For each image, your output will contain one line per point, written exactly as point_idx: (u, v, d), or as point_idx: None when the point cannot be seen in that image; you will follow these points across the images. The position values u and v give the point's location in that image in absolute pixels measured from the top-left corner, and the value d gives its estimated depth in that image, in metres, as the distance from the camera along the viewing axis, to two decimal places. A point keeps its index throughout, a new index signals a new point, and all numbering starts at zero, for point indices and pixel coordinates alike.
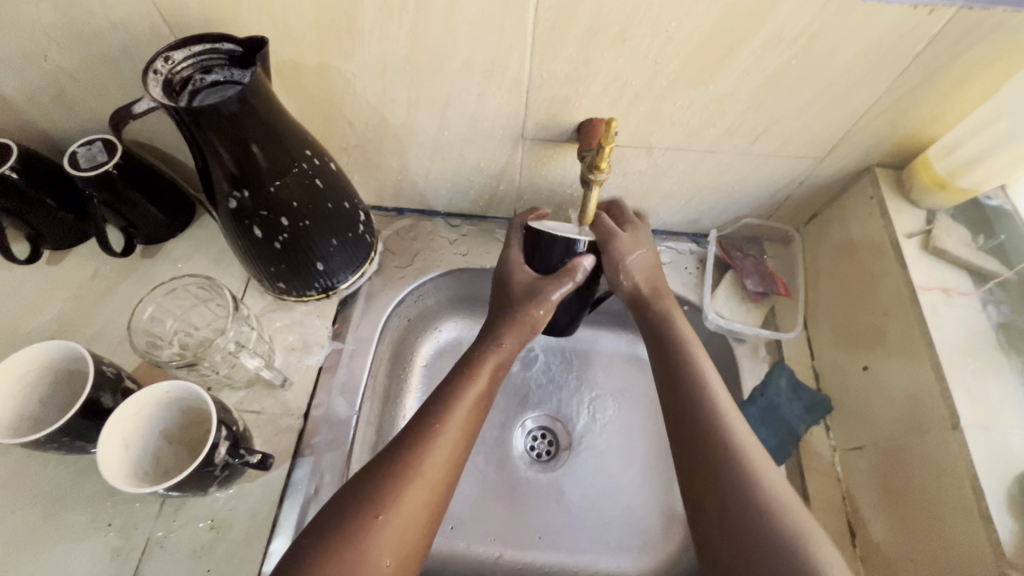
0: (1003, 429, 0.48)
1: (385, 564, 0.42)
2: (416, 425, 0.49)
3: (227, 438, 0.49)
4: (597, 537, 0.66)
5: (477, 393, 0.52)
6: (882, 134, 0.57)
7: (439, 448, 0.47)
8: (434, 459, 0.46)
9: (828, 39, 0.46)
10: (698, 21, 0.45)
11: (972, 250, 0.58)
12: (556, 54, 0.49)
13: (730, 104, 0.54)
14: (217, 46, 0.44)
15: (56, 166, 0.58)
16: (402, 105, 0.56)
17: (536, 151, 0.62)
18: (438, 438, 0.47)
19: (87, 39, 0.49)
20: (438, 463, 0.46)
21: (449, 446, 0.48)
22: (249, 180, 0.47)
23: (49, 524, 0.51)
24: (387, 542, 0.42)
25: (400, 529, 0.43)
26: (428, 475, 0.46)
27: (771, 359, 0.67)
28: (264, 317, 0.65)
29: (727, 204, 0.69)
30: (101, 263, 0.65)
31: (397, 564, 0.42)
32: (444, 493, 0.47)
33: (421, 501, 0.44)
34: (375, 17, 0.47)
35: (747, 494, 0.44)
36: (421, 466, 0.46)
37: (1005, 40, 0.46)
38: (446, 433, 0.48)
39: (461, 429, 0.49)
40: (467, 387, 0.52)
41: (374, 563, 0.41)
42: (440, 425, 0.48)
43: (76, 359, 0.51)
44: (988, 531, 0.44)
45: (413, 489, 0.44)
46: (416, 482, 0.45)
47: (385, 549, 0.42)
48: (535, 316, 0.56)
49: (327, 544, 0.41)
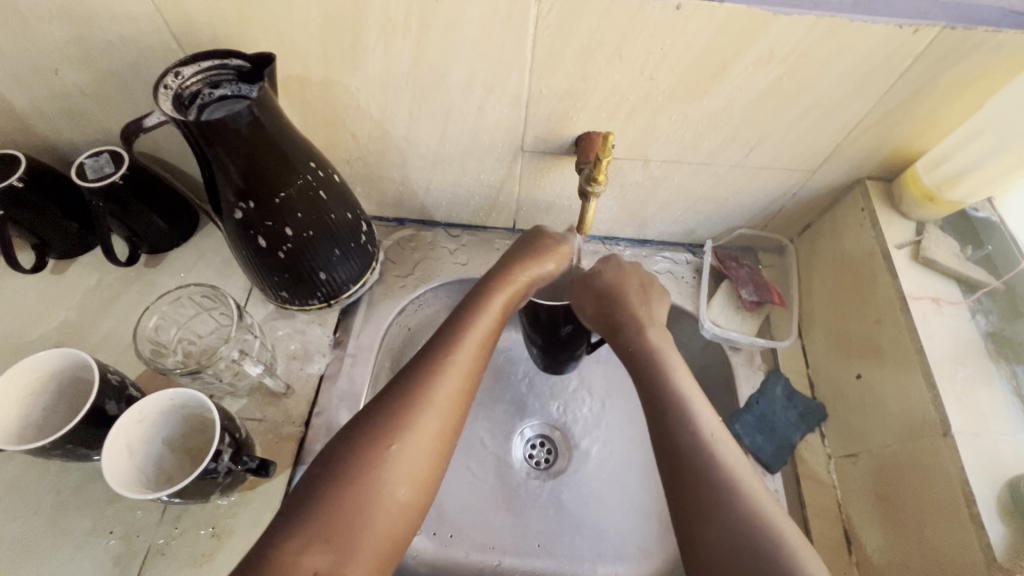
0: (993, 436, 0.49)
1: (399, 494, 0.43)
2: (427, 357, 0.49)
3: (230, 445, 0.50)
4: (595, 545, 0.66)
5: (488, 325, 0.52)
6: (872, 148, 0.59)
7: (449, 379, 0.48)
8: (445, 394, 0.47)
9: (817, 57, 0.48)
10: (692, 39, 0.47)
11: (961, 261, 0.60)
12: (555, 70, 0.51)
13: (724, 118, 0.55)
14: (226, 62, 0.45)
15: (63, 177, 0.59)
16: (404, 118, 0.58)
17: (534, 163, 0.63)
18: (448, 369, 0.48)
19: (98, 55, 0.50)
20: (448, 395, 0.47)
21: (460, 376, 0.48)
22: (255, 191, 0.48)
23: (51, 531, 0.52)
24: (400, 473, 0.43)
25: (412, 462, 0.44)
26: (440, 406, 0.47)
27: (766, 367, 0.68)
28: (266, 325, 0.65)
29: (722, 215, 0.70)
30: (105, 271, 0.66)
31: (410, 494, 0.44)
32: (454, 428, 0.48)
33: (432, 435, 0.45)
34: (379, 35, 0.48)
35: (717, 493, 0.45)
36: (432, 399, 0.46)
37: (988, 59, 0.48)
38: (456, 366, 0.48)
39: (471, 362, 0.50)
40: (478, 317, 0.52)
41: (388, 493, 0.43)
42: (450, 356, 0.49)
43: (81, 367, 0.51)
44: (979, 536, 0.45)
45: (424, 420, 0.45)
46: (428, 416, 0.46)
47: (399, 481, 0.43)
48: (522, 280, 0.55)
49: (342, 474, 0.42)
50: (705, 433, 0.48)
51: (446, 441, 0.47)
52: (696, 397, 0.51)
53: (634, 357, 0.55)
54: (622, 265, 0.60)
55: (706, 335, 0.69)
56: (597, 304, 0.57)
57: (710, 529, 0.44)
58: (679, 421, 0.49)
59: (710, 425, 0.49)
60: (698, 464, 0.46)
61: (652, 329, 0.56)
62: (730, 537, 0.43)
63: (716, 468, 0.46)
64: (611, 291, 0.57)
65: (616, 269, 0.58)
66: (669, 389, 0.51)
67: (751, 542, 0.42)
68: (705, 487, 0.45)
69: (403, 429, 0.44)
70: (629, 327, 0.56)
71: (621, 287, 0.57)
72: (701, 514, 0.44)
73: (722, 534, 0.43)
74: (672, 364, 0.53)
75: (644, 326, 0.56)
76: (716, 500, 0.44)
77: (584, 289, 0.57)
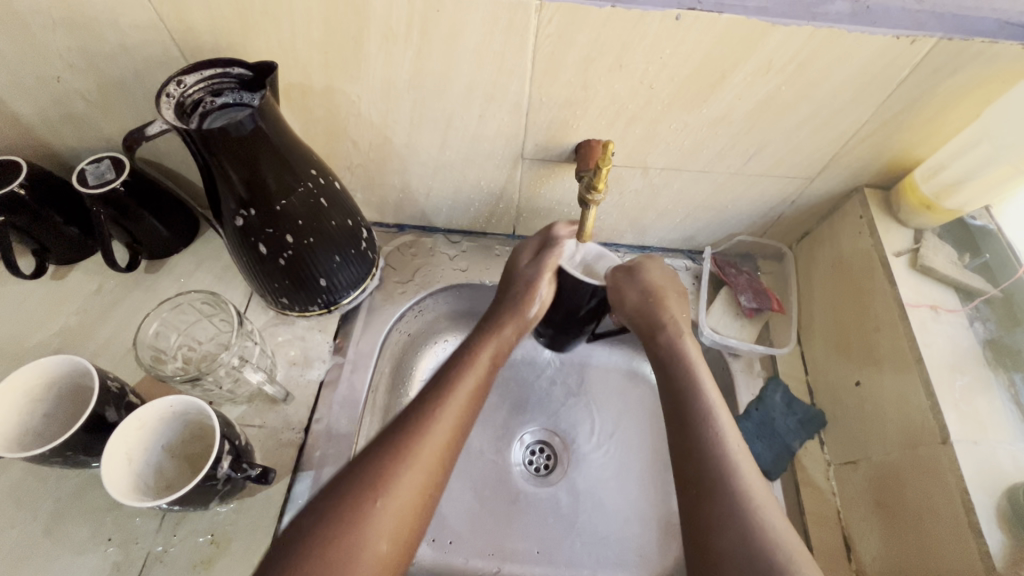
0: (991, 444, 0.49)
1: (380, 549, 0.42)
2: (413, 412, 0.50)
3: (230, 452, 0.50)
4: (595, 552, 0.66)
5: (474, 380, 0.53)
6: (870, 156, 0.59)
7: (437, 433, 0.48)
8: (436, 436, 0.48)
9: (815, 67, 0.48)
10: (691, 49, 0.47)
11: (959, 269, 0.60)
12: (555, 79, 0.51)
13: (723, 127, 0.55)
14: (228, 71, 0.46)
15: (64, 184, 0.59)
16: (404, 126, 0.58)
17: (535, 170, 0.63)
18: (435, 423, 0.49)
19: (100, 62, 0.51)
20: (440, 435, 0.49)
21: (446, 430, 0.49)
22: (256, 199, 0.48)
23: (49, 538, 0.51)
24: (383, 527, 0.43)
25: (397, 516, 0.44)
26: (426, 461, 0.47)
27: (766, 374, 0.68)
28: (266, 331, 0.66)
29: (722, 222, 0.70)
30: (105, 277, 0.66)
31: (392, 551, 0.43)
32: (439, 484, 0.48)
33: (416, 488, 0.45)
34: (381, 43, 0.49)
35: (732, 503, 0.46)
36: (419, 452, 0.47)
37: (984, 70, 0.48)
38: (442, 420, 0.49)
39: (458, 416, 0.51)
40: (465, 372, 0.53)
41: (371, 548, 0.42)
42: (437, 411, 0.50)
43: (81, 373, 0.51)
44: (978, 544, 0.45)
45: (409, 474, 0.46)
46: (420, 458, 0.47)
47: (382, 535, 0.43)
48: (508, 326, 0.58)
49: (326, 527, 0.42)
50: (728, 444, 0.49)
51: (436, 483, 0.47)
52: (724, 407, 0.52)
53: (665, 364, 0.56)
54: (661, 269, 0.62)
55: (704, 342, 0.69)
56: (641, 301, 0.58)
57: (720, 535, 0.45)
58: (700, 434, 0.50)
59: (732, 437, 0.49)
60: (717, 473, 0.47)
61: (686, 339, 0.57)
62: (739, 549, 0.44)
63: (735, 479, 0.47)
64: (654, 292, 0.59)
65: (659, 272, 0.61)
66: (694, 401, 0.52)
67: (758, 547, 0.43)
68: (718, 496, 0.46)
69: (384, 483, 0.44)
70: (669, 329, 0.58)
71: (661, 289, 0.60)
72: (711, 520, 0.46)
73: (732, 541, 0.44)
74: (700, 376, 0.54)
75: (683, 333, 0.57)
76: (730, 509, 0.45)
77: (626, 283, 0.59)
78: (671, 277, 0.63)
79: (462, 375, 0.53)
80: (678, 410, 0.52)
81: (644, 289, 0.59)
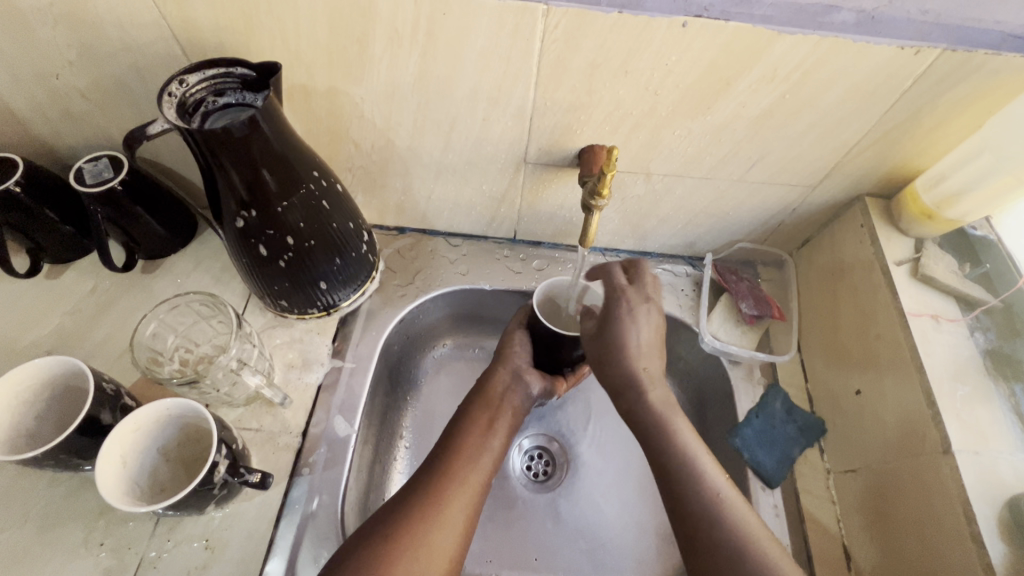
0: (992, 453, 0.49)
1: None
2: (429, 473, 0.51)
3: (227, 456, 0.49)
4: (593, 559, 0.66)
5: (482, 432, 0.55)
6: (871, 165, 0.59)
7: (461, 493, 0.50)
8: (450, 502, 0.49)
9: (819, 77, 0.49)
10: (697, 56, 0.47)
11: (960, 278, 0.60)
12: (559, 84, 0.51)
13: (726, 134, 0.55)
14: (231, 70, 0.45)
15: (61, 182, 0.58)
16: (408, 128, 0.57)
17: (537, 175, 0.63)
18: (456, 485, 0.50)
19: (101, 60, 0.50)
20: (459, 496, 0.50)
21: (467, 490, 0.50)
22: (258, 202, 0.48)
23: (41, 542, 0.50)
24: None
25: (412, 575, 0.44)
26: (451, 521, 0.48)
27: (766, 381, 0.68)
28: (264, 333, 0.65)
29: (723, 228, 0.71)
30: (100, 277, 0.65)
31: None
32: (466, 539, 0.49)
33: (443, 548, 0.46)
34: (386, 45, 0.48)
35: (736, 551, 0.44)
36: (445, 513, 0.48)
37: (985, 81, 0.49)
38: (462, 480, 0.51)
39: (481, 476, 0.52)
40: (472, 429, 0.55)
41: None
42: (456, 471, 0.51)
43: (76, 375, 0.50)
44: (980, 554, 0.45)
45: (432, 537, 0.46)
46: (449, 513, 0.48)
47: None
48: (500, 375, 0.60)
49: None
50: (706, 472, 0.49)
51: (462, 542, 0.48)
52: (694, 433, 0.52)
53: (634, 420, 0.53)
54: (636, 309, 0.55)
55: (706, 348, 0.70)
56: (597, 361, 0.55)
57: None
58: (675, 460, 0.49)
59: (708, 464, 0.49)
60: (711, 523, 0.46)
61: (653, 392, 0.53)
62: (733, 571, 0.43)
63: (734, 523, 0.45)
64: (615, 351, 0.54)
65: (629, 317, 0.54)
66: (674, 455, 0.50)
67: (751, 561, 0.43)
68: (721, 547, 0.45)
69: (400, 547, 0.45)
70: (636, 387, 0.53)
71: (628, 346, 0.54)
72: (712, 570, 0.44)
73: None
74: (675, 424, 0.52)
75: (647, 387, 0.53)
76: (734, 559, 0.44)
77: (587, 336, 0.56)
78: (653, 311, 0.56)
79: (470, 433, 0.55)
80: (650, 443, 0.52)
81: (608, 350, 0.54)
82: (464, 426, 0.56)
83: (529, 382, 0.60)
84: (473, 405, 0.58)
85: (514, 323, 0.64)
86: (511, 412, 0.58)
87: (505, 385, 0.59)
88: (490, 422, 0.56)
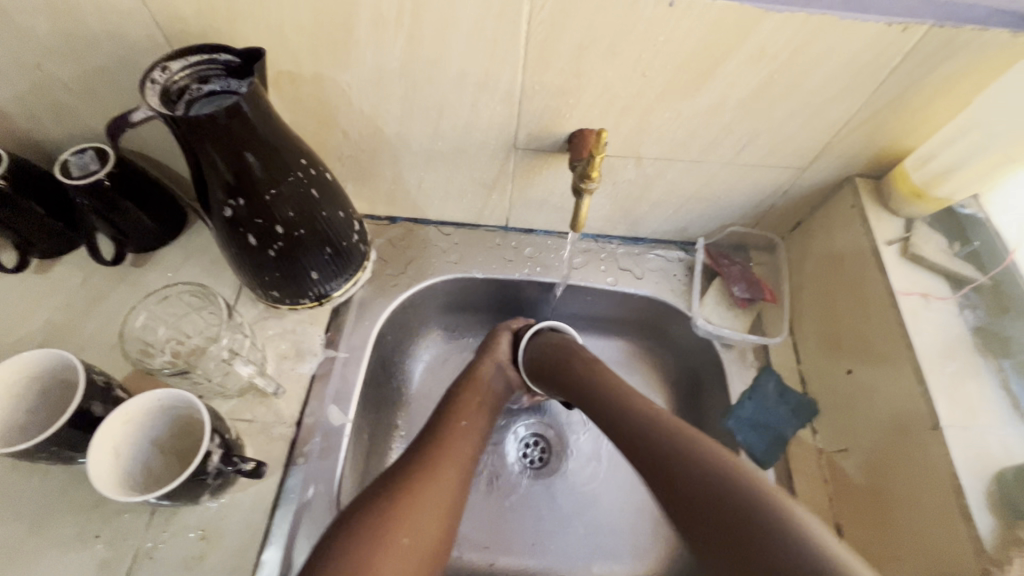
0: (981, 429, 0.50)
1: (402, 542, 0.46)
2: (429, 441, 0.55)
3: (220, 446, 0.49)
4: (589, 543, 0.67)
5: (470, 407, 0.60)
6: (861, 145, 0.59)
7: (453, 467, 0.53)
8: (446, 469, 0.53)
9: (806, 56, 0.48)
10: (685, 36, 0.47)
11: (949, 257, 0.60)
12: (548, 66, 0.51)
13: (716, 115, 0.55)
14: (215, 56, 0.45)
15: (47, 175, 0.58)
16: (396, 115, 0.57)
17: (528, 160, 0.63)
18: (448, 452, 0.55)
19: (82, 50, 0.49)
20: (454, 468, 0.53)
21: (457, 462, 0.54)
22: (245, 189, 0.47)
23: (36, 536, 0.50)
24: (406, 524, 0.47)
25: (418, 518, 0.48)
26: (445, 485, 0.52)
27: (759, 364, 0.68)
28: (256, 325, 0.65)
29: (715, 212, 0.71)
30: (90, 270, 0.65)
31: (414, 544, 0.47)
32: (456, 507, 0.51)
33: (439, 505, 0.50)
34: (372, 30, 0.48)
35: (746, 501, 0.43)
36: (441, 478, 0.52)
37: (973, 58, 0.48)
38: (453, 452, 0.55)
39: (466, 455, 0.56)
40: (461, 408, 0.60)
41: (394, 541, 0.46)
42: (445, 443, 0.55)
43: (66, 368, 0.50)
44: (969, 528, 0.46)
45: (431, 493, 0.50)
46: (446, 477, 0.52)
47: (403, 530, 0.47)
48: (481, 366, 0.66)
49: (355, 524, 0.47)
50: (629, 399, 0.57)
51: (454, 513, 0.51)
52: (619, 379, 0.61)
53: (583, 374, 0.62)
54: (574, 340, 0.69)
55: (699, 331, 0.70)
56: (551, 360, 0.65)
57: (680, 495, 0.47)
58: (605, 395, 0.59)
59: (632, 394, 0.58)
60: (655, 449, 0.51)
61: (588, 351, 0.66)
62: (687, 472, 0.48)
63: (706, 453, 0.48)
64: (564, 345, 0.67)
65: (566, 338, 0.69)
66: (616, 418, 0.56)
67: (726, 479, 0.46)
68: (694, 479, 0.47)
69: (410, 497, 0.49)
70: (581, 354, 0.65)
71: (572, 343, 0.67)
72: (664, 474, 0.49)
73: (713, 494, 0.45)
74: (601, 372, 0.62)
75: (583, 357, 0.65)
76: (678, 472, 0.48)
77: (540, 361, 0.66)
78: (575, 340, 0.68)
79: (459, 410, 0.60)
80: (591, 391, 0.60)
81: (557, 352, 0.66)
82: (458, 406, 0.60)
83: (509, 375, 0.67)
84: (462, 387, 0.63)
85: (506, 324, 0.72)
86: (492, 399, 0.64)
87: (491, 374, 0.65)
88: (477, 403, 0.61)
